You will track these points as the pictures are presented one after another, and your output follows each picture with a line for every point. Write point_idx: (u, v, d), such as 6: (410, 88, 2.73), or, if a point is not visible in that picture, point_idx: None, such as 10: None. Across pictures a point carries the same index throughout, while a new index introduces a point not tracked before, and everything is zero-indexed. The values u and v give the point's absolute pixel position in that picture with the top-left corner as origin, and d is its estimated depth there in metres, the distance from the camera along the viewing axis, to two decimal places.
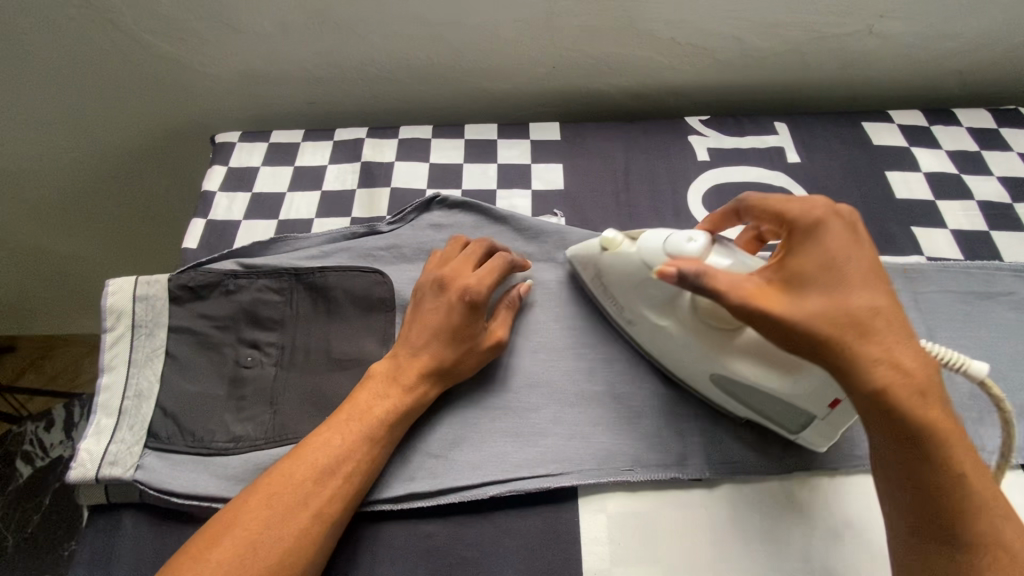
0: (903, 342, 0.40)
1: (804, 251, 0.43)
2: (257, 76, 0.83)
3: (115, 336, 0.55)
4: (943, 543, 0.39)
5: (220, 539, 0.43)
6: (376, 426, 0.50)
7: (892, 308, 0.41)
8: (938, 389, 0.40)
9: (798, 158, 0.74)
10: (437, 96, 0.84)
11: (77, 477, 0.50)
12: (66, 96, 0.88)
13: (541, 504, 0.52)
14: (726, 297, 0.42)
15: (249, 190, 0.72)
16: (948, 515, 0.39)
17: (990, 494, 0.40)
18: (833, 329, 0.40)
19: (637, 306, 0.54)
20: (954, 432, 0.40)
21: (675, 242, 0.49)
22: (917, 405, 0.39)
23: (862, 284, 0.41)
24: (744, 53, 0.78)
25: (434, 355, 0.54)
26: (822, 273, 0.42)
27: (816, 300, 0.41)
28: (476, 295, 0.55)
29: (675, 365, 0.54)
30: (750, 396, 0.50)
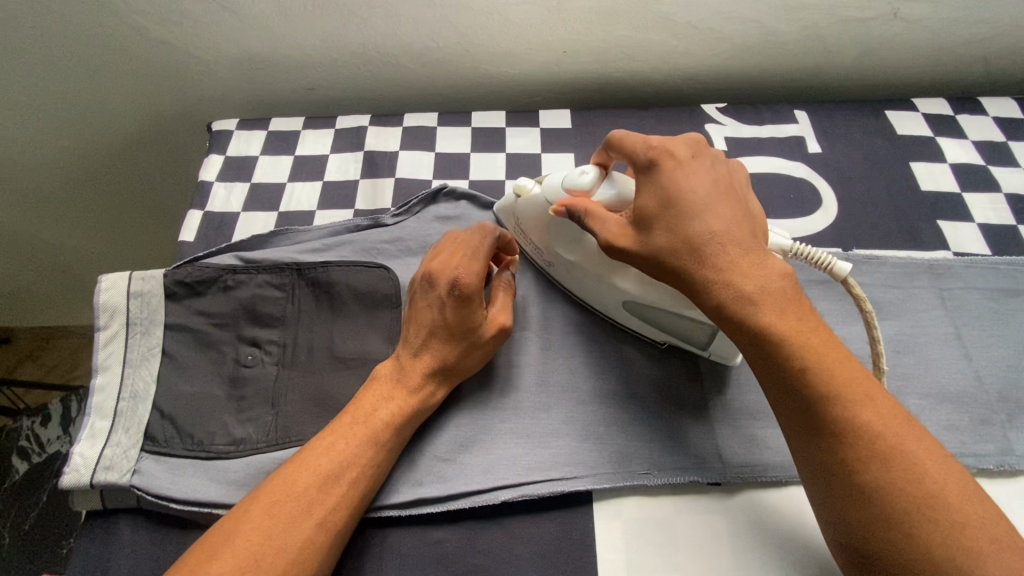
0: (740, 255, 0.43)
1: (649, 187, 0.47)
2: (253, 61, 0.79)
3: (109, 334, 0.53)
4: (821, 443, 0.40)
5: (219, 552, 0.41)
6: (381, 429, 0.48)
7: (728, 225, 0.44)
8: (789, 296, 0.42)
9: (819, 148, 0.72)
10: (442, 82, 0.81)
11: (70, 483, 0.48)
12: (54, 82, 0.85)
13: (555, 509, 0.50)
14: (597, 238, 0.48)
15: (248, 181, 0.69)
16: (821, 415, 0.40)
17: (861, 389, 0.40)
18: (673, 251, 0.44)
19: (550, 246, 0.57)
20: (813, 334, 0.42)
21: (569, 178, 0.52)
22: (759, 307, 0.42)
23: (699, 206, 0.45)
24: (764, 37, 0.74)
25: (436, 356, 0.51)
26: (661, 206, 0.45)
27: (660, 232, 0.45)
28: (469, 286, 0.51)
29: (593, 298, 0.57)
30: (660, 315, 0.53)
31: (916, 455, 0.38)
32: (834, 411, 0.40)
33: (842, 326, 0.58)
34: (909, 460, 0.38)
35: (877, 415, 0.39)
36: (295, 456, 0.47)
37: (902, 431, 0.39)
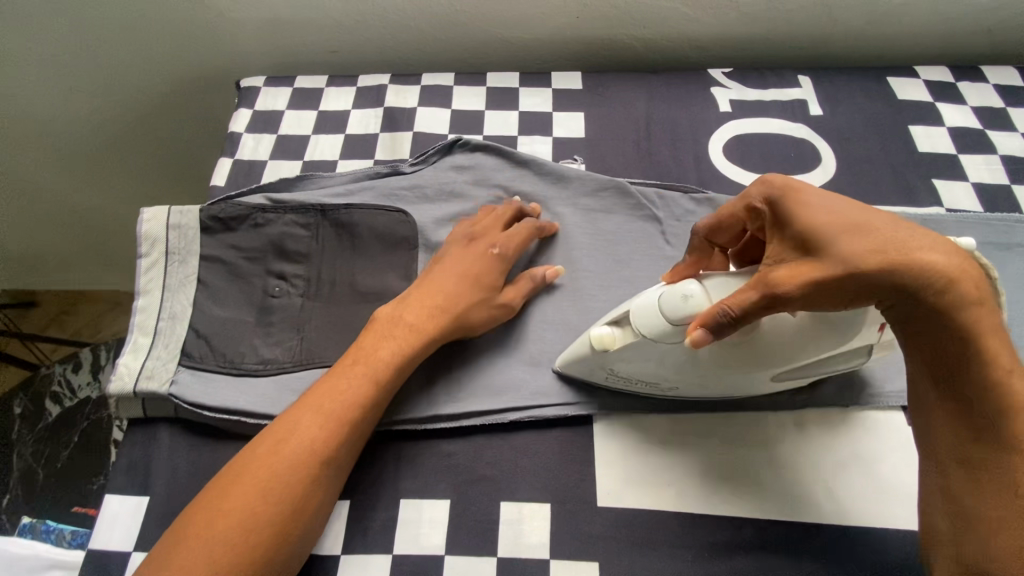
0: (937, 253, 0.38)
1: (803, 205, 0.40)
2: (280, 23, 0.83)
3: (150, 261, 0.57)
4: (1008, 454, 0.38)
5: (235, 482, 0.45)
6: (383, 368, 0.51)
7: (908, 226, 0.39)
8: (983, 284, 0.39)
9: (821, 111, 0.74)
10: (460, 47, 0.85)
11: (116, 389, 0.53)
12: (91, 42, 0.89)
13: (558, 429, 0.54)
14: (772, 284, 0.38)
15: (274, 133, 0.73)
16: (1008, 425, 0.38)
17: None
18: (883, 259, 0.37)
19: (667, 374, 0.49)
20: (1000, 339, 0.39)
21: (671, 301, 0.44)
22: (963, 314, 0.38)
23: (875, 211, 0.39)
24: (770, 5, 0.77)
25: (452, 303, 0.54)
26: (835, 216, 0.38)
27: (851, 241, 0.37)
28: (502, 246, 0.58)
29: (733, 388, 0.51)
30: (808, 366, 0.49)
31: None
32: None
33: None
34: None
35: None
36: (303, 397, 0.50)
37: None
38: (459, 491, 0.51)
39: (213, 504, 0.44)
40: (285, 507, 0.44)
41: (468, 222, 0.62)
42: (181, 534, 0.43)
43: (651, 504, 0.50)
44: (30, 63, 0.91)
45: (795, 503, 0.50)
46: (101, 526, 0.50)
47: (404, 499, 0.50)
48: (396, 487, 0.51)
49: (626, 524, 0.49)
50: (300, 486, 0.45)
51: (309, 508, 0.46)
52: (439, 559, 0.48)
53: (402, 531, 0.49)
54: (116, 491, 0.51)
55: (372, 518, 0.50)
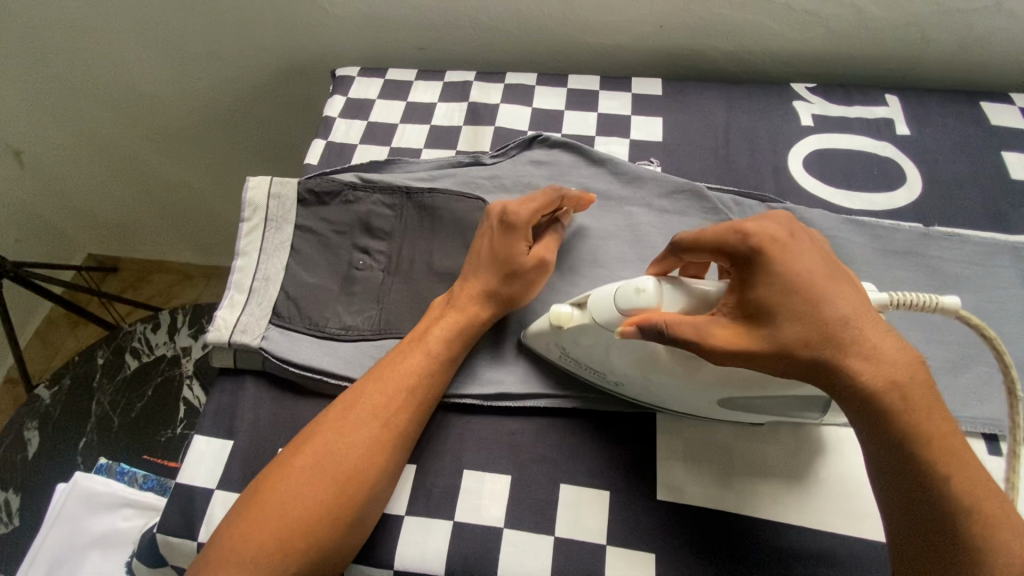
0: (872, 345, 0.39)
1: (763, 275, 0.41)
2: (377, 19, 0.89)
3: (251, 226, 0.62)
4: (952, 552, 0.36)
5: (313, 438, 0.48)
6: (442, 345, 0.53)
7: (859, 312, 0.40)
8: (924, 386, 0.39)
9: (909, 131, 0.73)
10: (542, 50, 0.88)
11: (214, 339, 0.57)
12: (204, 29, 0.97)
13: (621, 420, 0.54)
14: (707, 344, 0.40)
15: (365, 119, 0.78)
16: (952, 525, 0.37)
17: (995, 503, 0.37)
18: (808, 344, 0.39)
19: (618, 368, 0.49)
20: (945, 437, 0.38)
21: (625, 294, 0.45)
22: (894, 406, 0.38)
23: (825, 294, 0.40)
24: (861, 22, 0.76)
25: (479, 290, 0.55)
26: (783, 296, 0.40)
27: (787, 325, 0.40)
28: (513, 214, 0.55)
29: (679, 403, 0.51)
30: (758, 403, 0.48)
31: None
32: (973, 523, 0.36)
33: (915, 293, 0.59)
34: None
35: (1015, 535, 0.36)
36: (372, 369, 0.53)
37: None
38: (519, 468, 0.52)
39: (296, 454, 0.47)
40: (359, 463, 0.47)
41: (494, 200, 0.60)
42: (266, 482, 0.46)
43: (711, 504, 0.50)
44: (151, 44, 1.01)
45: (862, 520, 0.48)
46: (189, 462, 0.54)
47: (467, 471, 0.52)
48: (459, 458, 0.53)
49: (683, 520, 0.49)
50: (373, 444, 0.48)
51: (381, 466, 0.48)
52: (497, 530, 0.49)
53: (463, 500, 0.51)
54: (204, 433, 0.55)
55: (435, 484, 0.52)
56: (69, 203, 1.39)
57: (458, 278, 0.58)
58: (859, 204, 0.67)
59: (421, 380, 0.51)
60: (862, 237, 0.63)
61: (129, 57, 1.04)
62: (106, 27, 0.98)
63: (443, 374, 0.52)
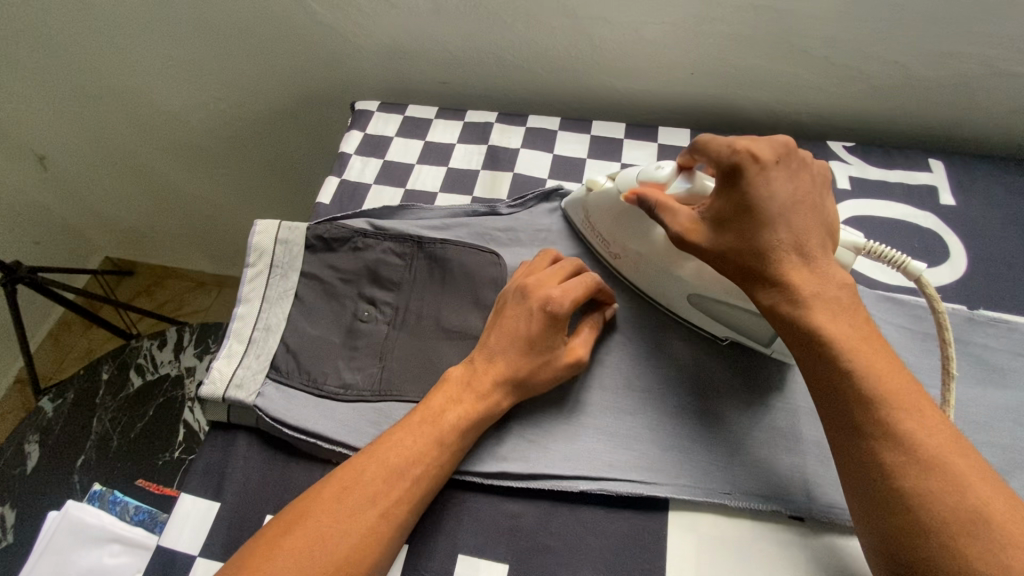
0: (804, 266, 0.46)
1: (728, 194, 0.49)
2: (400, 52, 0.87)
3: (255, 272, 0.60)
4: (862, 439, 0.41)
5: (301, 523, 0.45)
6: (451, 432, 0.50)
7: (802, 235, 0.47)
8: (845, 305, 0.45)
9: (953, 201, 0.68)
10: (567, 92, 0.85)
11: (207, 392, 0.54)
12: (229, 53, 0.97)
13: (630, 509, 0.50)
14: (670, 230, 0.51)
15: (381, 157, 0.76)
16: (861, 415, 0.42)
17: (911, 402, 0.41)
18: (745, 258, 0.47)
19: (619, 238, 0.60)
20: (867, 342, 0.44)
21: (646, 172, 0.56)
22: (815, 312, 0.44)
23: (779, 217, 0.47)
24: (905, 80, 0.73)
25: (507, 372, 0.52)
26: (740, 213, 0.48)
27: (733, 237, 0.48)
28: (562, 310, 0.52)
29: (657, 289, 0.59)
30: (721, 309, 0.56)
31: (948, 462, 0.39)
32: (882, 414, 0.41)
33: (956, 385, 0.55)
34: (947, 467, 0.39)
35: (923, 426, 0.41)
36: (371, 445, 0.50)
37: (945, 443, 0.40)
38: (518, 557, 0.49)
39: (280, 535, 0.44)
40: (348, 557, 0.44)
41: (529, 271, 0.58)
42: (244, 565, 0.43)
43: None
44: (175, 64, 1.01)
45: None
46: (173, 523, 0.51)
47: (462, 555, 0.49)
48: (454, 540, 0.50)
49: None
50: (367, 536, 0.45)
51: (372, 560, 0.45)
52: None
53: None
54: (191, 492, 0.53)
55: (427, 569, 0.48)
56: (89, 209, 1.40)
57: (480, 348, 0.55)
58: (897, 279, 0.63)
59: (427, 468, 0.48)
60: (898, 318, 0.59)
61: (153, 75, 1.04)
62: (131, 45, 0.98)
63: (450, 463, 0.50)
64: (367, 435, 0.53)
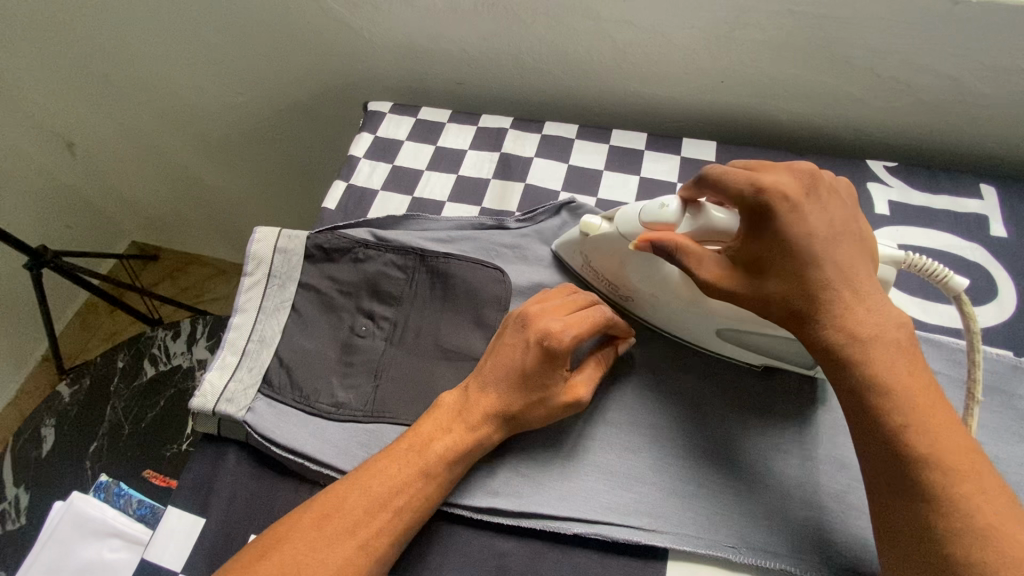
0: (856, 302, 0.42)
1: (760, 230, 0.44)
2: (415, 50, 0.84)
3: (253, 281, 0.58)
4: (913, 504, 0.37)
5: (276, 552, 0.43)
6: (438, 463, 0.48)
7: (847, 270, 0.43)
8: (899, 346, 0.41)
9: (1005, 233, 0.62)
10: (587, 97, 0.81)
11: (197, 405, 0.53)
12: (247, 46, 0.96)
13: (625, 555, 0.48)
14: (696, 277, 0.45)
15: (390, 162, 0.74)
16: (915, 474, 0.37)
17: (969, 459, 0.38)
18: (789, 299, 0.43)
19: (624, 275, 0.55)
20: (923, 393, 0.39)
21: (649, 211, 0.50)
22: (867, 355, 0.40)
23: (822, 252, 0.43)
24: (957, 96, 0.66)
25: (502, 404, 0.50)
26: (778, 250, 0.43)
27: (776, 276, 0.43)
28: (561, 345, 0.49)
29: (680, 326, 0.55)
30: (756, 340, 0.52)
31: (1012, 528, 0.35)
32: (937, 475, 0.37)
33: (997, 441, 0.50)
34: (1009, 536, 0.35)
35: (979, 488, 0.37)
36: (358, 471, 0.48)
37: (1003, 509, 0.36)
38: None
39: (257, 562, 0.43)
40: None
41: (537, 298, 0.54)
42: None
43: None
44: (194, 57, 1.00)
45: None
46: (158, 538, 0.51)
47: None
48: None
49: None
50: (344, 569, 0.43)
51: None
52: None
53: None
54: (178, 506, 0.52)
55: None
56: (114, 196, 1.42)
57: (474, 375, 0.52)
58: (936, 318, 0.57)
59: (410, 500, 0.46)
60: (936, 362, 0.54)
61: (175, 68, 1.03)
62: (152, 37, 0.98)
63: (438, 496, 0.47)
64: (356, 458, 0.51)
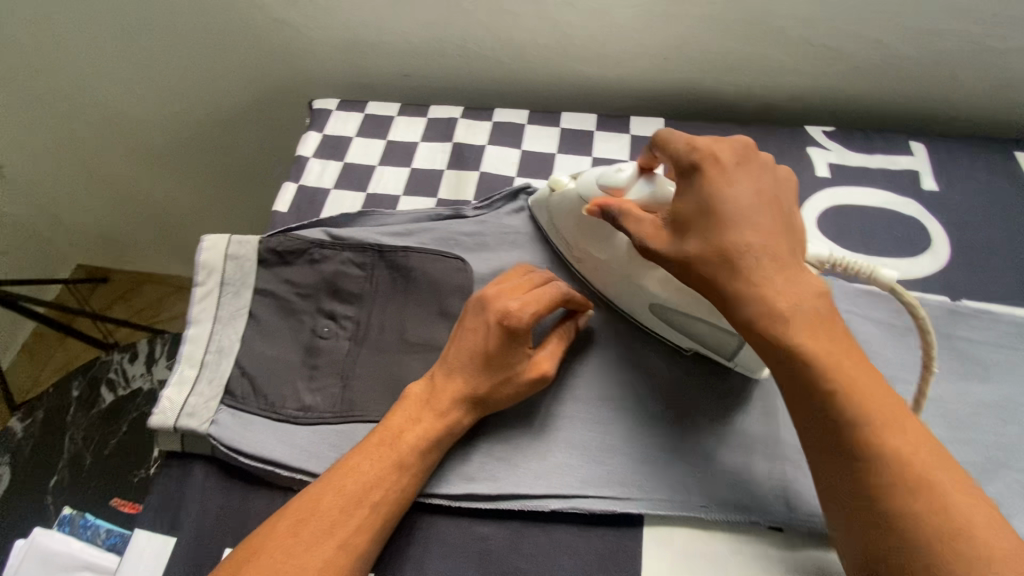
0: (777, 274, 0.42)
1: (686, 193, 0.46)
2: (359, 45, 0.83)
3: (205, 291, 0.57)
4: (844, 463, 0.39)
5: (252, 563, 0.42)
6: (410, 453, 0.47)
7: (770, 240, 0.43)
8: (820, 316, 0.41)
9: (935, 187, 0.66)
10: (536, 83, 0.81)
11: (158, 423, 0.52)
12: (179, 49, 0.92)
13: (604, 526, 0.49)
14: (636, 234, 0.47)
15: (341, 160, 0.72)
16: (848, 434, 0.39)
17: (892, 417, 0.39)
18: (706, 263, 0.43)
19: (581, 243, 0.57)
20: (848, 356, 0.41)
21: (606, 175, 0.52)
22: (792, 322, 0.41)
23: (744, 218, 0.43)
24: (885, 60, 0.70)
25: (469, 384, 0.50)
26: (700, 215, 0.44)
27: (695, 239, 0.44)
28: (520, 323, 0.49)
29: (622, 298, 0.56)
30: (684, 321, 0.52)
31: (939, 482, 0.37)
32: (865, 434, 0.38)
33: (939, 382, 0.53)
34: (935, 488, 0.37)
35: (907, 443, 0.38)
36: (329, 471, 0.47)
37: (931, 462, 0.38)
38: None
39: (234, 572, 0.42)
40: None
41: (499, 279, 0.55)
42: None
43: None
44: (124, 64, 0.95)
45: None
46: (127, 562, 0.49)
47: None
48: (421, 568, 0.48)
49: None
50: (325, 569, 0.42)
51: None
52: None
53: None
54: (146, 527, 0.50)
55: None
56: (52, 218, 1.34)
57: (439, 362, 0.53)
58: None
59: (384, 493, 0.46)
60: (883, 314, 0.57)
61: (106, 78, 0.98)
62: (75, 46, 0.93)
63: (412, 488, 0.47)
64: (328, 460, 0.51)
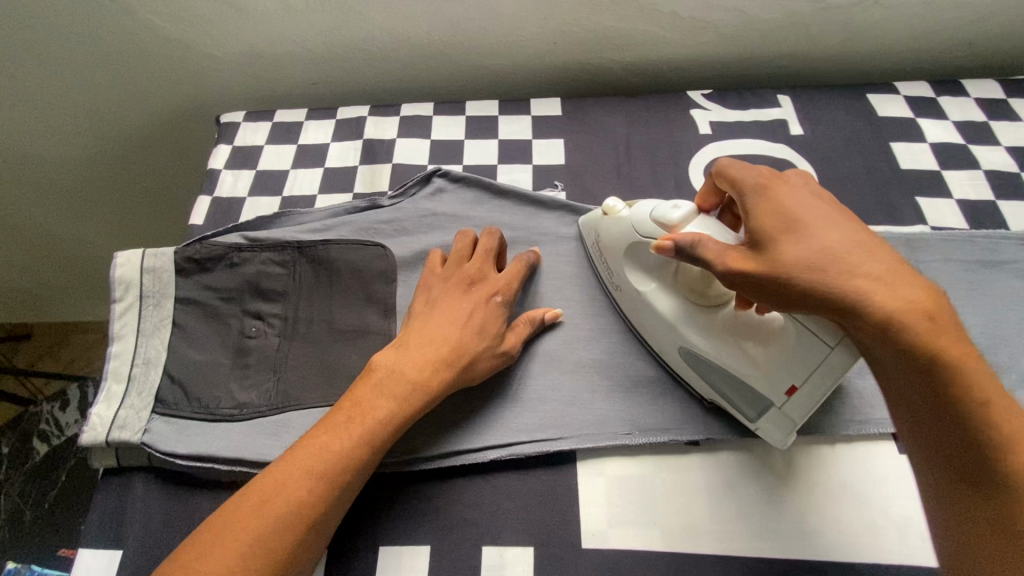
0: (880, 275, 0.39)
1: (765, 208, 0.44)
2: (261, 57, 0.84)
3: (124, 305, 0.57)
4: (985, 473, 0.36)
5: (211, 550, 0.41)
6: (380, 429, 0.47)
7: (864, 241, 0.41)
8: (945, 315, 0.38)
9: (802, 131, 0.74)
10: (440, 76, 0.85)
11: (89, 440, 0.52)
12: (70, 81, 0.89)
13: (540, 468, 0.52)
14: (719, 265, 0.43)
15: (254, 168, 0.73)
16: (980, 438, 0.36)
17: (1012, 414, 0.36)
18: (814, 273, 0.40)
19: (624, 272, 0.56)
20: (969, 355, 0.38)
21: (662, 211, 0.50)
22: (916, 327, 0.37)
23: (831, 223, 0.42)
24: (746, 25, 0.77)
25: (456, 347, 0.51)
26: (783, 225, 0.42)
27: (790, 248, 0.41)
28: (508, 296, 0.57)
29: (652, 337, 0.55)
30: (714, 369, 0.51)
31: None
32: (997, 436, 0.36)
33: None
34: None
35: None
36: (289, 450, 0.46)
37: None
38: (437, 534, 0.49)
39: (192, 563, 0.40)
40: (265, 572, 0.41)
41: (459, 256, 0.59)
42: None
43: (637, 545, 0.49)
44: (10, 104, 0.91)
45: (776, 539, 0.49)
46: None
47: (383, 546, 0.49)
48: (373, 534, 0.50)
49: (611, 567, 0.48)
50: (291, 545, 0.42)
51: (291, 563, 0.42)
52: None
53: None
54: (89, 546, 0.50)
55: (351, 567, 0.48)
56: None
57: (410, 332, 0.53)
58: None
59: (354, 468, 0.46)
60: None
61: None
62: None
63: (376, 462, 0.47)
64: (268, 450, 0.52)
